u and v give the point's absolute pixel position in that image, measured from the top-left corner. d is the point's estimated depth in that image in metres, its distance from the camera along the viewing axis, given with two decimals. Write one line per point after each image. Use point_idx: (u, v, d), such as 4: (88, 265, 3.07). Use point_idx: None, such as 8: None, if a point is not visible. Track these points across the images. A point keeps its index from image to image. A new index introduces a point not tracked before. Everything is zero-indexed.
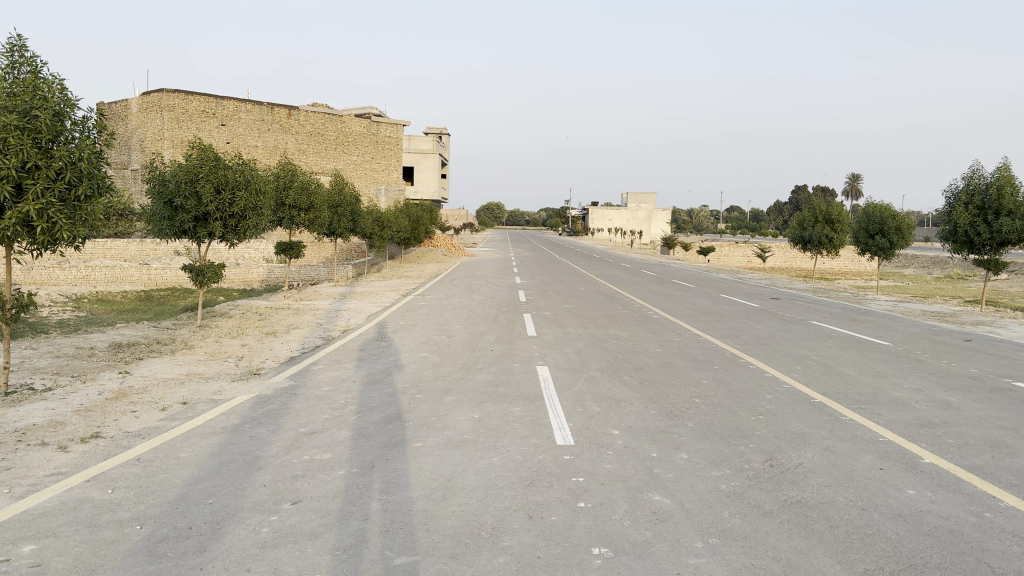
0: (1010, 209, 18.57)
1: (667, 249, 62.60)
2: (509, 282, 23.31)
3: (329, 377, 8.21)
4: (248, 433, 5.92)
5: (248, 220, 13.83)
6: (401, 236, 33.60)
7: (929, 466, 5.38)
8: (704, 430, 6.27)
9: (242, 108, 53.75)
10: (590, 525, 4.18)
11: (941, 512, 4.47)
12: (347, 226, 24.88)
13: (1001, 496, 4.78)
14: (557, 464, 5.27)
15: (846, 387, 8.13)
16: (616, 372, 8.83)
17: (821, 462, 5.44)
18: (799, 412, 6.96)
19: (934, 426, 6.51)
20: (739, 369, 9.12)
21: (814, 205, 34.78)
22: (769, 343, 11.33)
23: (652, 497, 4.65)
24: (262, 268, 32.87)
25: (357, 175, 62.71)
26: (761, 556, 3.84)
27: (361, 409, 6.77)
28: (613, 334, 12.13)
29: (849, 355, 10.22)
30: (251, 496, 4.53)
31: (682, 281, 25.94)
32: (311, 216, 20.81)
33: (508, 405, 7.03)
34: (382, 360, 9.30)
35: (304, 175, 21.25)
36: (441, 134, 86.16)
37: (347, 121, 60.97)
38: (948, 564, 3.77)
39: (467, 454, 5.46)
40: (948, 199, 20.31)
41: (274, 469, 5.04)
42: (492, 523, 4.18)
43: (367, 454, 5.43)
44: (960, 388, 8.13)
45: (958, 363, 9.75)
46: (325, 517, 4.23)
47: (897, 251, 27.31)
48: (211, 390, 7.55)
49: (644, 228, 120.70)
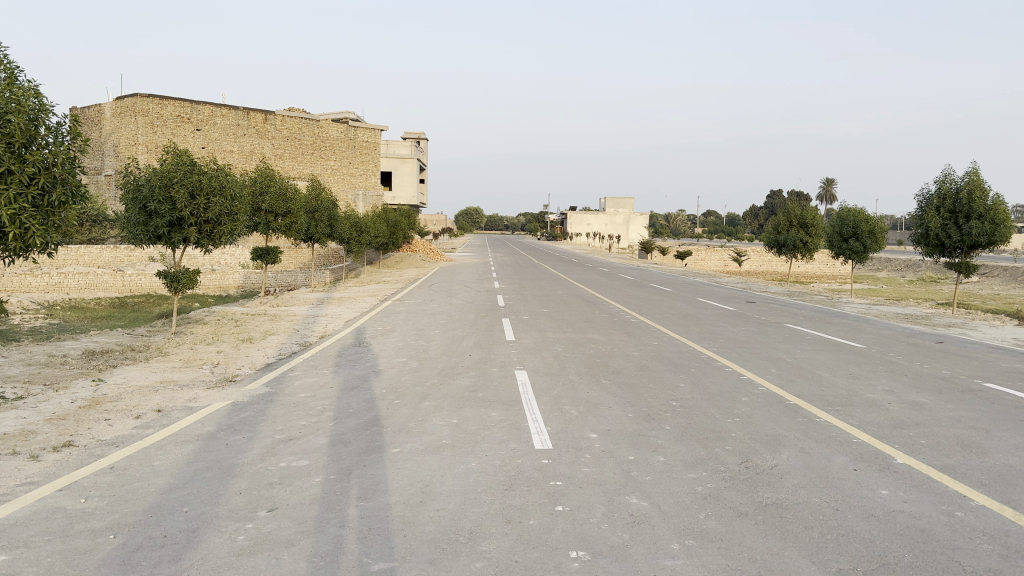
0: (980, 212, 18.89)
1: (644, 253, 62.75)
2: (488, 287, 23.30)
3: (307, 383, 8.17)
4: (223, 441, 5.87)
5: (223, 226, 13.71)
6: (379, 242, 33.54)
7: (901, 467, 5.45)
8: (680, 433, 6.31)
9: (217, 113, 53.38)
10: (568, 529, 4.19)
11: (913, 512, 4.54)
12: (325, 231, 24.70)
13: (971, 495, 4.85)
14: (535, 468, 5.28)
15: (821, 389, 8.22)
16: (593, 375, 8.88)
17: (795, 464, 5.49)
18: (775, 414, 7.03)
19: (906, 427, 6.60)
20: (715, 372, 9.18)
21: (788, 209, 35.02)
22: (744, 346, 11.42)
23: (629, 500, 4.67)
24: (238, 274, 32.69)
25: (334, 180, 62.27)
26: (737, 557, 3.87)
27: (338, 415, 6.74)
28: (592, 338, 12.19)
29: (824, 358, 10.32)
30: (226, 504, 4.49)
31: (660, 285, 25.98)
32: (288, 220, 20.66)
33: (486, 410, 7.03)
34: (360, 366, 9.27)
35: (281, 180, 21.08)
36: (419, 138, 85.85)
37: (324, 126, 60.62)
38: (920, 564, 3.82)
39: (445, 459, 5.46)
40: (920, 203, 20.58)
41: (250, 477, 5.01)
42: (469, 528, 4.18)
43: (344, 460, 5.40)
44: (931, 390, 8.26)
45: (930, 366, 9.88)
46: (301, 524, 4.21)
47: (871, 254, 27.64)
48: (186, 398, 7.48)
49: (622, 233, 121.39)
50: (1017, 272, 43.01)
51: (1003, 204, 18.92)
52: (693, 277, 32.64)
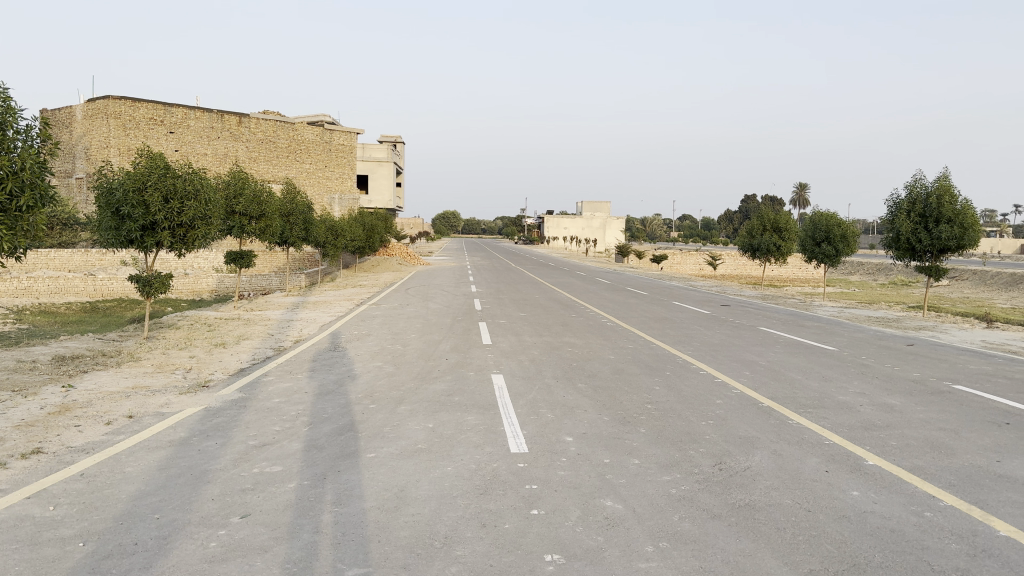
0: (950, 216, 19.19)
1: (621, 257, 63.01)
2: (465, 291, 23.27)
3: (282, 389, 8.10)
4: (195, 447, 5.81)
5: (197, 230, 13.57)
6: (356, 246, 33.34)
7: (872, 468, 5.52)
8: (655, 436, 6.34)
9: (191, 116, 52.90)
10: (543, 532, 4.20)
11: (883, 513, 4.60)
12: (300, 235, 24.55)
13: (940, 495, 4.93)
14: (511, 472, 5.28)
15: (793, 391, 8.30)
16: (569, 379, 8.91)
17: (768, 466, 5.54)
18: (748, 416, 7.10)
19: (878, 429, 6.68)
20: (690, 375, 9.25)
21: (761, 213, 35.32)
22: (718, 349, 11.51)
23: (604, 503, 4.69)
24: (212, 278, 32.40)
25: (309, 183, 61.88)
26: (710, 559, 3.90)
27: (312, 421, 6.69)
28: (568, 341, 12.22)
29: (796, 361, 10.41)
30: (199, 511, 4.45)
31: (636, 289, 26.08)
32: (262, 224, 20.51)
33: (462, 414, 7.02)
34: (335, 370, 9.20)
35: (255, 183, 20.91)
36: (396, 142, 85.54)
37: (299, 129, 60.23)
38: (890, 563, 3.87)
39: (420, 464, 5.44)
40: (891, 208, 20.86)
41: (223, 483, 4.96)
42: (445, 532, 4.17)
43: (319, 466, 5.37)
44: (901, 392, 8.37)
45: (901, 368, 10.00)
46: (274, 530, 4.18)
47: (843, 258, 27.95)
48: (158, 403, 7.39)
49: (598, 237, 121.87)
50: (985, 275, 43.78)
51: (972, 208, 19.22)
52: (669, 281, 32.81)
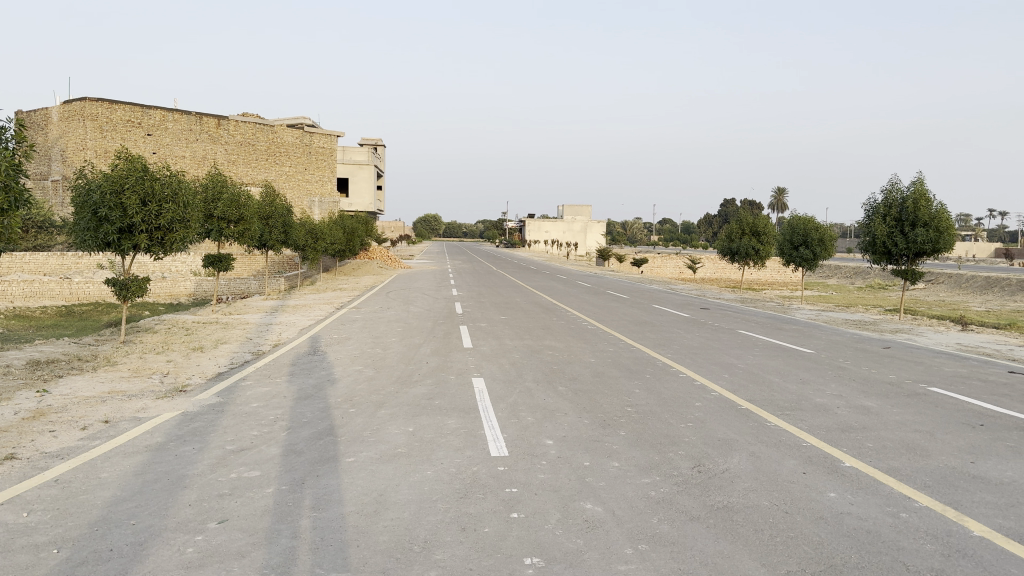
0: (925, 220, 19.44)
1: (602, 261, 63.16)
2: (446, 295, 23.24)
3: (260, 393, 8.04)
4: (172, 452, 5.75)
5: (174, 233, 13.45)
6: (336, 249, 33.18)
7: (849, 470, 5.57)
8: (635, 438, 6.37)
9: (169, 118, 52.46)
10: (522, 536, 4.20)
11: (860, 514, 4.64)
12: (279, 238, 24.38)
13: (915, 496, 4.99)
14: (491, 475, 5.28)
15: (771, 394, 8.37)
16: (550, 382, 8.91)
17: (746, 468, 5.58)
18: (726, 419, 7.14)
19: (855, 430, 6.76)
20: (670, 378, 9.29)
21: (740, 217, 35.57)
22: (697, 352, 11.58)
23: (584, 506, 4.70)
24: (190, 282, 32.17)
25: (289, 186, 61.51)
26: (689, 561, 3.92)
27: (291, 425, 6.65)
28: (548, 345, 12.23)
29: (775, 363, 10.50)
30: (175, 517, 4.41)
31: (617, 293, 26.15)
32: (240, 227, 20.36)
33: (442, 418, 7.00)
34: (314, 375, 9.14)
35: (233, 186, 20.74)
36: (377, 145, 85.25)
37: (279, 132, 59.88)
38: (866, 564, 3.91)
39: (400, 468, 5.43)
40: (868, 212, 21.09)
41: (200, 488, 4.92)
42: (424, 537, 4.16)
43: (298, 470, 5.34)
44: (877, 394, 8.46)
45: (877, 370, 10.11)
46: (252, 536, 4.15)
47: (821, 262, 28.21)
48: (134, 408, 7.32)
49: (579, 241, 122.22)
50: (960, 279, 44.37)
51: (947, 212, 19.47)
52: (649, 285, 32.96)
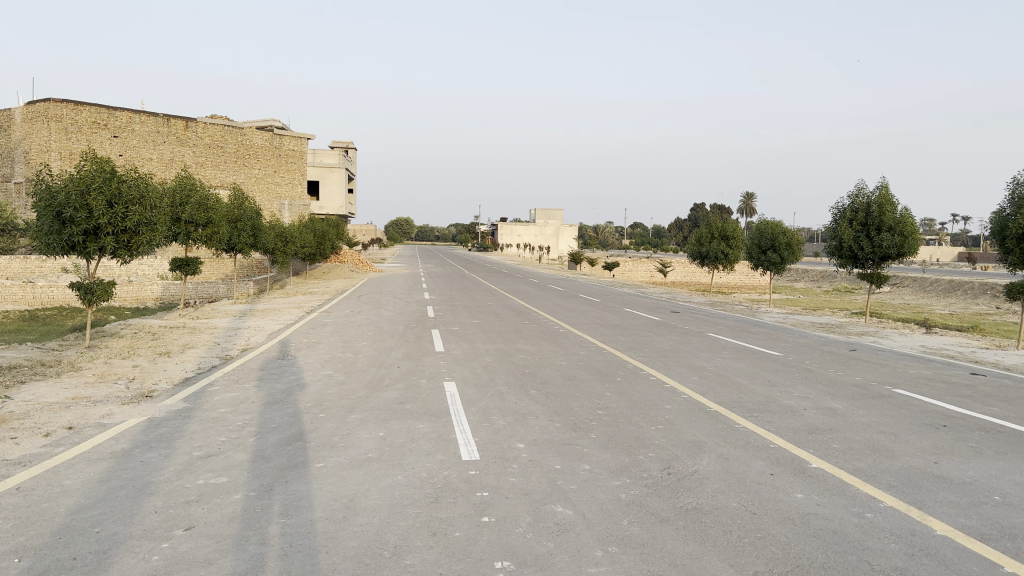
0: (890, 225, 19.80)
1: (574, 265, 63.35)
2: (417, 298, 23.14)
3: (228, 398, 7.96)
4: (137, 458, 5.67)
5: (141, 236, 13.28)
6: (305, 252, 32.93)
7: (815, 471, 5.64)
8: (606, 441, 6.39)
9: (136, 120, 51.69)
10: (493, 540, 4.20)
11: (826, 514, 4.71)
12: (248, 242, 24.14)
13: (880, 497, 5.07)
14: (462, 480, 5.27)
15: (739, 396, 8.46)
16: (521, 386, 8.91)
17: (715, 469, 5.63)
18: (696, 421, 7.20)
19: (821, 432, 6.85)
20: (640, 381, 9.34)
21: (709, 222, 35.91)
22: (667, 355, 11.67)
23: (555, 509, 4.71)
24: (157, 285, 31.92)
25: (258, 189, 60.89)
26: (658, 562, 3.95)
27: (259, 431, 6.59)
28: (521, 348, 12.23)
29: (743, 366, 10.61)
30: (141, 524, 4.35)
31: (589, 296, 26.24)
32: (209, 230, 20.14)
33: (413, 423, 6.98)
34: (283, 380, 9.06)
35: (201, 189, 20.49)
36: (348, 147, 84.71)
37: (248, 134, 59.27)
38: (832, 564, 3.96)
39: (371, 473, 5.40)
40: (834, 216, 21.40)
41: (166, 495, 4.86)
42: (394, 542, 4.14)
43: (266, 476, 5.29)
44: (844, 395, 8.59)
45: (843, 372, 10.26)
46: (220, 542, 4.10)
47: (788, 266, 28.56)
48: (100, 414, 7.21)
49: (551, 245, 122.63)
50: (924, 283, 45.18)
51: (910, 217, 19.84)
52: (620, 288, 33.53)
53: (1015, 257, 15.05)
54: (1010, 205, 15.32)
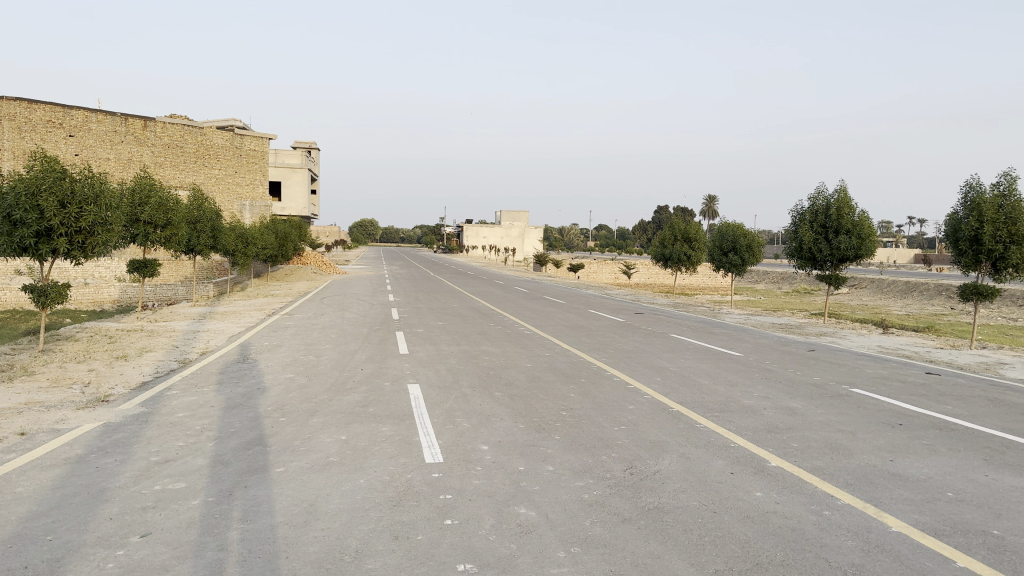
0: (848, 228, 20.16)
1: (539, 267, 63.45)
2: (381, 301, 23.02)
3: (187, 403, 7.83)
4: (92, 464, 5.55)
5: (95, 236, 13.01)
6: (267, 254, 32.51)
7: (775, 470, 5.72)
8: (569, 442, 6.42)
9: (92, 119, 50.74)
10: (456, 542, 4.19)
11: (785, 512, 4.78)
12: (207, 243, 23.79)
13: (838, 495, 5.15)
14: (425, 482, 5.25)
15: (701, 396, 8.54)
16: (486, 388, 8.90)
17: (677, 469, 5.69)
18: (659, 421, 7.25)
19: (780, 431, 6.95)
20: (604, 382, 9.39)
21: (672, 224, 36.23)
22: (631, 356, 11.75)
23: (518, 510, 4.72)
24: (114, 288, 31.24)
25: (219, 190, 60.00)
26: (620, 562, 3.97)
27: (219, 435, 6.49)
28: (485, 351, 12.20)
29: (705, 366, 10.73)
30: (95, 531, 4.26)
31: (553, 297, 26.29)
32: (167, 232, 19.79)
33: (376, 426, 6.93)
34: (243, 384, 8.93)
35: (159, 189, 20.11)
36: (311, 147, 83.85)
37: (209, 134, 58.46)
38: (790, 561, 4.02)
39: (333, 477, 5.36)
40: (794, 219, 21.73)
41: (122, 501, 4.76)
42: (356, 546, 4.11)
43: (225, 481, 5.22)
44: (803, 395, 8.73)
45: (802, 372, 10.43)
46: (177, 549, 4.04)
47: (749, 267, 28.92)
48: (53, 420, 7.03)
49: (516, 246, 122.59)
50: (882, 284, 46.08)
51: (868, 220, 20.24)
52: (585, 288, 35.73)
53: (968, 259, 15.41)
54: (963, 207, 15.70)
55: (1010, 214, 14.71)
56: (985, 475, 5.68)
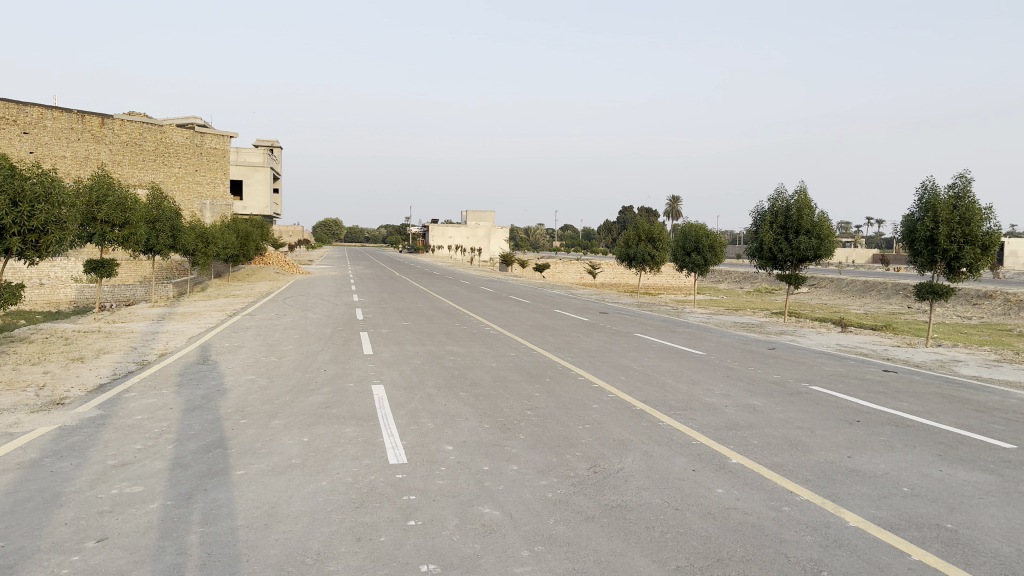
0: (808, 228, 20.50)
1: (504, 267, 63.48)
2: (346, 301, 22.89)
3: (145, 405, 7.70)
4: (47, 468, 5.43)
5: (49, 235, 12.72)
6: (228, 253, 32.07)
7: (736, 467, 5.80)
8: (534, 442, 6.44)
9: (47, 116, 49.53)
10: (419, 543, 4.19)
11: (745, 509, 4.85)
12: (167, 243, 23.41)
13: (797, 491, 5.24)
14: (389, 484, 5.23)
15: (664, 394, 8.63)
16: (451, 388, 8.89)
17: (639, 467, 5.74)
18: (622, 420, 7.31)
19: (741, 428, 7.05)
20: (568, 381, 9.44)
21: (636, 224, 36.50)
22: (595, 355, 11.82)
23: (481, 510, 4.72)
24: (71, 289, 30.64)
25: (179, 189, 58.96)
26: (583, 560, 3.99)
27: (178, 438, 6.40)
28: (450, 351, 12.19)
29: (668, 365, 10.85)
30: (49, 537, 4.17)
31: (518, 297, 26.36)
32: (126, 231, 19.42)
33: (339, 427, 6.88)
34: (204, 385, 8.82)
35: (117, 188, 19.73)
36: (273, 146, 82.92)
37: (168, 132, 57.66)
38: (750, 557, 4.09)
39: (295, 479, 5.32)
40: (755, 220, 22.04)
41: (78, 506, 4.67)
42: (318, 549, 4.09)
43: (184, 484, 5.14)
44: (763, 393, 8.87)
45: (763, 370, 10.59)
46: (134, 554, 3.98)
47: (712, 267, 29.25)
48: (5, 423, 6.86)
49: (482, 246, 122.47)
50: (840, 284, 46.98)
51: (827, 221, 20.60)
52: (550, 287, 35.28)
53: (924, 258, 15.75)
54: (918, 208, 16.05)
55: (964, 215, 15.06)
56: (940, 471, 5.82)
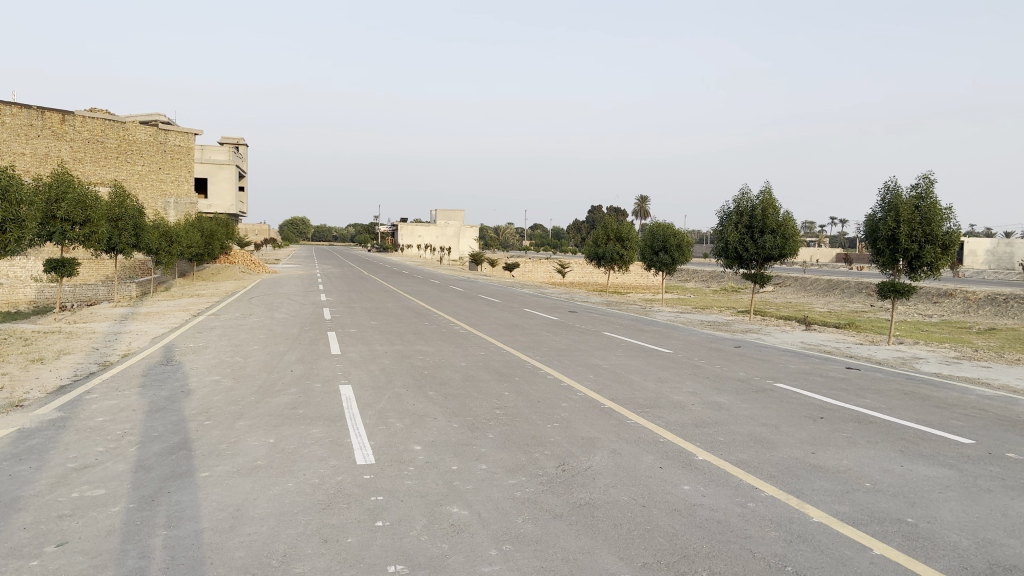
0: (774, 228, 20.76)
1: (474, 266, 63.38)
2: (313, 300, 22.72)
3: (107, 407, 7.57)
4: (5, 472, 5.32)
5: (7, 233, 12.40)
6: (192, 252, 31.61)
7: (702, 464, 5.86)
8: (502, 441, 6.44)
9: (6, 112, 48.51)
10: (387, 544, 4.17)
11: (711, 505, 4.90)
12: (129, 241, 22.99)
13: (762, 487, 5.31)
14: (356, 484, 5.20)
15: (632, 392, 8.69)
16: (420, 387, 8.87)
17: (607, 464, 5.77)
18: (591, 418, 7.35)
19: (707, 426, 7.12)
20: (537, 380, 9.47)
21: (605, 223, 36.66)
22: (563, 354, 11.86)
23: (450, 510, 4.71)
24: (30, 289, 30.00)
25: (141, 186, 57.72)
26: (551, 558, 4.01)
27: (141, 440, 6.30)
28: (419, 350, 12.16)
29: (636, 363, 10.93)
30: (6, 542, 4.08)
31: (487, 296, 26.36)
32: (87, 229, 19.03)
33: (306, 428, 6.82)
34: (168, 386, 8.70)
35: (77, 185, 19.33)
36: (239, 143, 81.97)
37: (131, 129, 56.40)
38: (716, 553, 4.13)
39: (261, 481, 5.26)
40: (722, 219, 22.27)
41: (37, 510, 4.58)
42: (283, 551, 4.05)
43: (147, 487, 5.06)
44: (729, 390, 8.97)
45: (729, 368, 10.71)
46: (95, 558, 3.91)
47: (679, 266, 29.50)
48: None
49: (451, 245, 122.17)
50: (805, 283, 47.63)
51: (792, 221, 20.88)
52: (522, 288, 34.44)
53: (886, 258, 16.03)
54: (880, 208, 16.34)
55: (925, 215, 15.35)
56: (901, 466, 5.93)
